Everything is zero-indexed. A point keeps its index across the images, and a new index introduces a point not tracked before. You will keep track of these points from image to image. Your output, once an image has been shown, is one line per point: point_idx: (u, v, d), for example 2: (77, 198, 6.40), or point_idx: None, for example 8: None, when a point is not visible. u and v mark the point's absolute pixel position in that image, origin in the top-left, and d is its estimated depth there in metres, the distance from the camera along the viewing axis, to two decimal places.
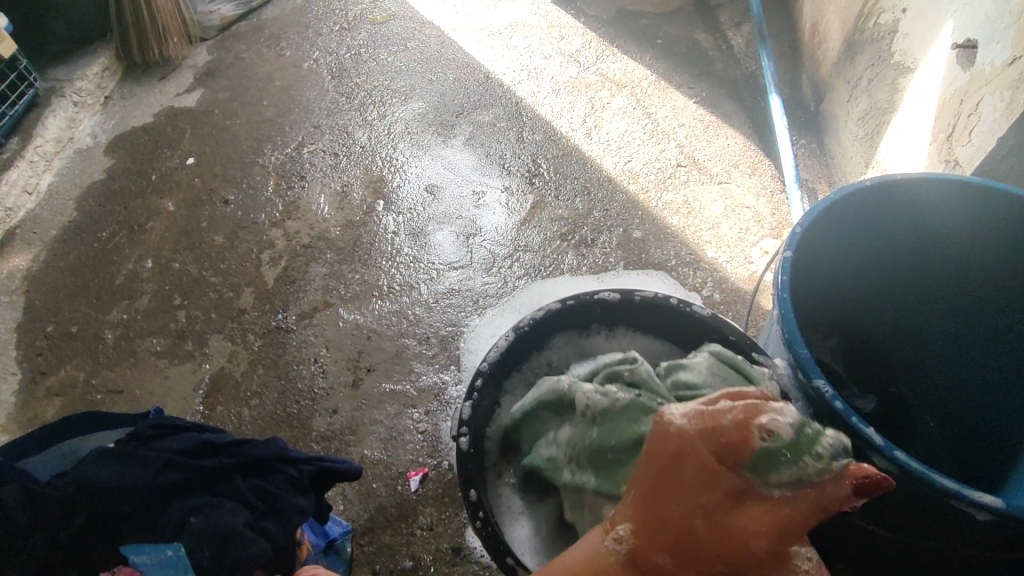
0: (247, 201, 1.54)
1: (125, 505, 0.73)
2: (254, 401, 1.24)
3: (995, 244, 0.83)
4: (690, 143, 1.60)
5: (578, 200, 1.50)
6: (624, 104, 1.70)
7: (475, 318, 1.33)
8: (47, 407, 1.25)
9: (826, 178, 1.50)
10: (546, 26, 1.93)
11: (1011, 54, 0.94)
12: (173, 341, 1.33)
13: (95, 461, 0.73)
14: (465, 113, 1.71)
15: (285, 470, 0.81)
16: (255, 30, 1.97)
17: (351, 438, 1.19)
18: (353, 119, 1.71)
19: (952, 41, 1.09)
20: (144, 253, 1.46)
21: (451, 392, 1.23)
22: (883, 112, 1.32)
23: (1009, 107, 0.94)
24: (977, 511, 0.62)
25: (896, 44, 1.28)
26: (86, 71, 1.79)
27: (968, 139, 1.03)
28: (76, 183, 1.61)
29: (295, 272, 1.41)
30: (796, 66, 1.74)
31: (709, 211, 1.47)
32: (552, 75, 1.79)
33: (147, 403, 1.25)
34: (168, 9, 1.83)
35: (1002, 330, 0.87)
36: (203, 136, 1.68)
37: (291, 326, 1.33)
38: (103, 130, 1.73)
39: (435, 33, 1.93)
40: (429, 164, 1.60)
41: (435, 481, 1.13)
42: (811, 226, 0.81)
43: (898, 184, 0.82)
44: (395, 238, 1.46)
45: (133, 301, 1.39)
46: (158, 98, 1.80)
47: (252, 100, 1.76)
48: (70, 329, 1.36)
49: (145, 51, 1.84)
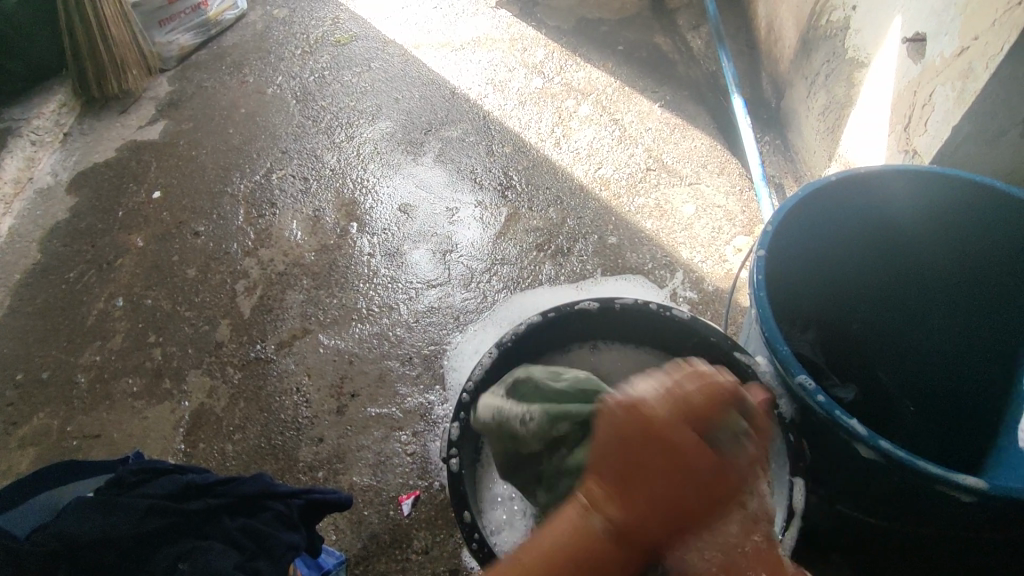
0: (217, 232, 1.51)
1: (108, 555, 0.71)
2: (237, 436, 1.21)
3: (961, 229, 0.85)
4: (659, 147, 1.62)
5: (552, 209, 1.51)
6: (590, 112, 1.72)
7: (457, 335, 1.32)
8: (21, 458, 1.21)
9: (792, 174, 1.54)
10: (508, 40, 1.94)
11: (959, 44, 0.97)
12: (149, 380, 1.30)
13: (77, 512, 0.71)
14: (434, 130, 1.71)
15: (274, 505, 0.81)
16: (216, 58, 1.95)
17: (339, 466, 1.17)
18: (321, 142, 1.70)
19: (902, 35, 1.13)
20: (115, 291, 1.43)
21: (438, 411, 1.22)
22: (842, 107, 1.35)
23: (960, 96, 0.96)
24: (963, 494, 0.63)
25: (849, 41, 1.32)
26: (43, 109, 1.74)
27: (924, 129, 1.06)
28: (39, 225, 1.57)
29: (272, 300, 1.39)
30: (755, 66, 1.78)
31: (681, 212, 1.49)
32: (518, 87, 1.80)
33: (126, 446, 1.21)
34: (125, 42, 1.80)
35: (974, 310, 0.89)
36: (169, 168, 1.66)
37: (270, 356, 1.31)
38: (64, 167, 1.69)
39: (398, 52, 1.93)
40: (401, 183, 1.60)
41: (427, 504, 1.12)
42: (783, 223, 0.83)
43: (862, 177, 0.84)
44: (371, 259, 1.45)
45: (105, 341, 1.36)
46: (120, 132, 1.77)
47: (217, 129, 1.74)
48: (41, 375, 1.32)
49: (104, 86, 1.81)
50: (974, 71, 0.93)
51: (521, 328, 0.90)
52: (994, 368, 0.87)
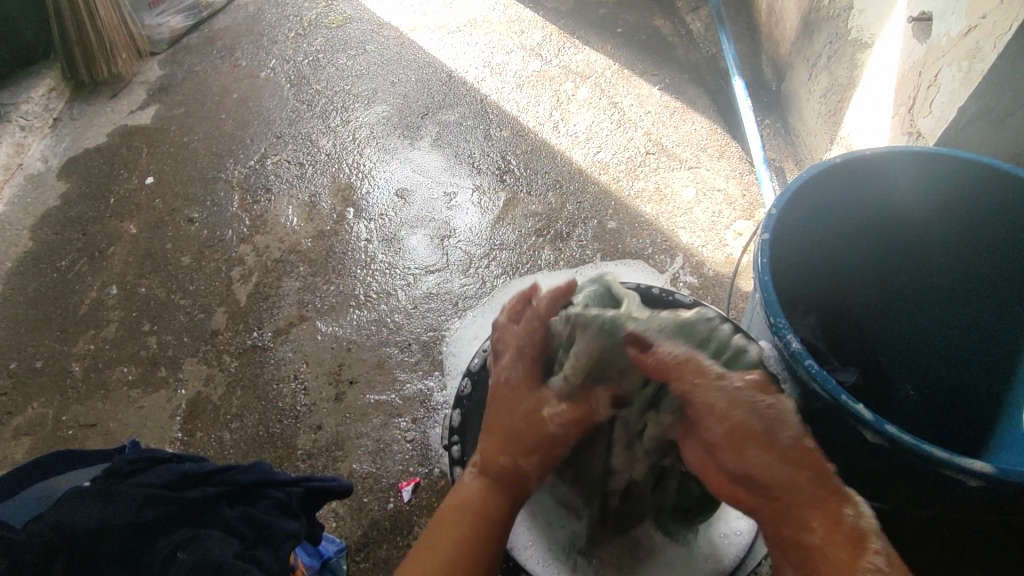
0: (211, 218, 1.49)
1: (106, 544, 0.70)
2: (235, 424, 1.20)
3: (964, 213, 0.84)
4: (658, 130, 1.60)
5: (551, 194, 1.49)
6: (588, 96, 1.70)
7: (456, 321, 1.31)
8: (16, 448, 1.20)
9: (793, 157, 1.52)
10: (504, 22, 1.91)
11: (967, 23, 0.95)
12: (145, 369, 1.29)
13: (73, 502, 0.70)
14: (430, 114, 1.68)
15: (274, 494, 0.80)
16: (207, 41, 1.91)
17: (338, 453, 1.16)
18: (316, 127, 1.67)
19: (908, 14, 1.11)
20: (108, 280, 1.41)
21: (437, 398, 1.21)
22: (844, 89, 1.34)
23: (967, 76, 0.95)
24: (969, 478, 0.62)
25: (852, 21, 1.29)
26: (31, 94, 1.71)
27: (929, 111, 1.05)
28: (29, 212, 1.54)
29: (268, 287, 1.38)
30: (756, 47, 1.76)
31: (682, 197, 1.47)
32: (515, 70, 1.77)
33: (122, 436, 1.21)
34: (113, 25, 1.77)
35: (982, 295, 0.87)
36: (162, 153, 1.63)
37: (267, 343, 1.30)
38: (54, 154, 1.66)
39: (393, 35, 1.90)
40: (397, 167, 1.57)
41: (427, 490, 1.12)
42: (786, 206, 0.81)
43: (866, 160, 0.82)
44: (368, 245, 1.44)
45: (100, 330, 1.34)
46: (110, 117, 1.73)
47: (210, 114, 1.71)
48: (34, 365, 1.30)
49: (92, 69, 1.77)
50: (981, 51, 0.92)
51: None
52: (998, 353, 0.86)
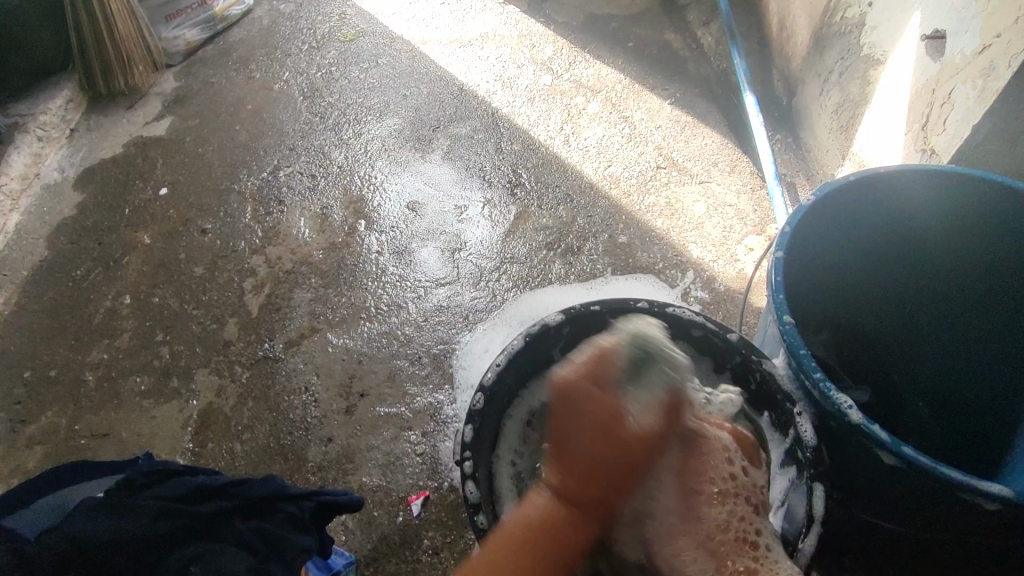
0: (224, 229, 1.51)
1: (120, 557, 0.70)
2: (245, 435, 1.21)
3: (979, 231, 0.84)
4: (669, 145, 1.61)
5: (562, 208, 1.50)
6: (599, 110, 1.71)
7: (466, 334, 1.31)
8: (29, 456, 1.21)
9: (804, 172, 1.52)
10: (516, 36, 1.92)
11: (981, 42, 0.95)
12: (158, 379, 1.29)
13: (87, 514, 0.71)
14: (442, 127, 1.70)
15: (286, 508, 0.79)
16: (222, 54, 1.94)
17: (348, 466, 1.16)
18: (329, 139, 1.69)
19: (921, 31, 1.11)
20: (122, 290, 1.42)
21: (447, 412, 1.21)
22: (856, 105, 1.34)
23: (981, 94, 0.95)
24: (986, 502, 0.62)
25: (865, 38, 1.30)
26: (49, 105, 1.73)
27: (943, 128, 1.04)
28: (46, 221, 1.56)
29: (280, 298, 1.38)
30: (766, 62, 1.76)
31: (692, 211, 1.47)
32: (526, 84, 1.78)
33: (135, 446, 1.21)
34: (131, 38, 1.80)
35: (999, 317, 0.86)
36: (177, 164, 1.65)
37: (278, 354, 1.30)
38: (70, 164, 1.68)
39: (406, 48, 1.92)
40: (408, 180, 1.59)
41: (436, 505, 1.11)
42: (800, 224, 0.81)
43: (880, 178, 0.82)
44: (380, 257, 1.44)
45: (113, 339, 1.35)
46: (126, 128, 1.76)
47: (224, 125, 1.73)
48: (49, 373, 1.31)
49: (110, 81, 1.79)
50: (995, 70, 0.92)
51: (535, 330, 0.88)
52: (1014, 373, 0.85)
